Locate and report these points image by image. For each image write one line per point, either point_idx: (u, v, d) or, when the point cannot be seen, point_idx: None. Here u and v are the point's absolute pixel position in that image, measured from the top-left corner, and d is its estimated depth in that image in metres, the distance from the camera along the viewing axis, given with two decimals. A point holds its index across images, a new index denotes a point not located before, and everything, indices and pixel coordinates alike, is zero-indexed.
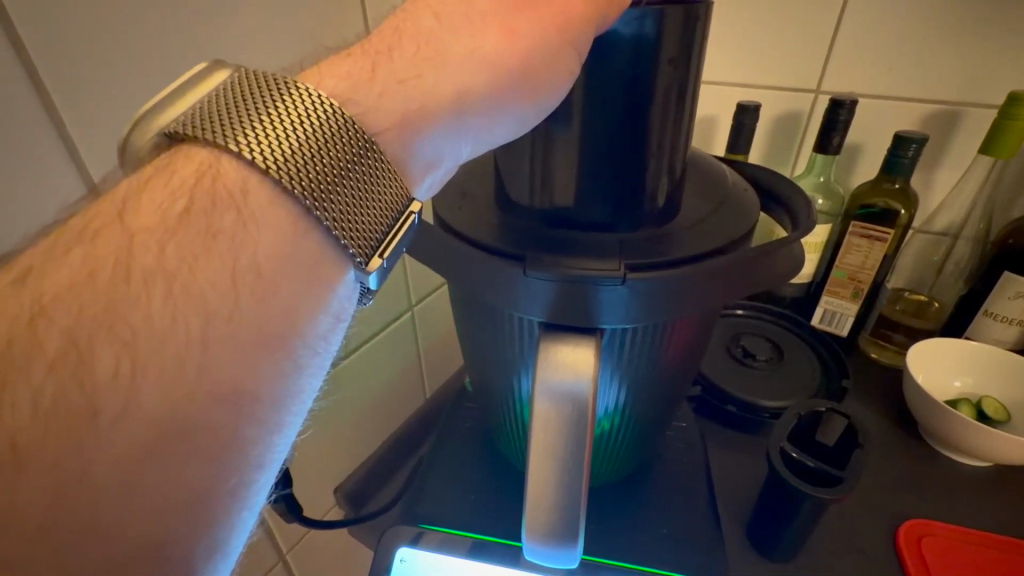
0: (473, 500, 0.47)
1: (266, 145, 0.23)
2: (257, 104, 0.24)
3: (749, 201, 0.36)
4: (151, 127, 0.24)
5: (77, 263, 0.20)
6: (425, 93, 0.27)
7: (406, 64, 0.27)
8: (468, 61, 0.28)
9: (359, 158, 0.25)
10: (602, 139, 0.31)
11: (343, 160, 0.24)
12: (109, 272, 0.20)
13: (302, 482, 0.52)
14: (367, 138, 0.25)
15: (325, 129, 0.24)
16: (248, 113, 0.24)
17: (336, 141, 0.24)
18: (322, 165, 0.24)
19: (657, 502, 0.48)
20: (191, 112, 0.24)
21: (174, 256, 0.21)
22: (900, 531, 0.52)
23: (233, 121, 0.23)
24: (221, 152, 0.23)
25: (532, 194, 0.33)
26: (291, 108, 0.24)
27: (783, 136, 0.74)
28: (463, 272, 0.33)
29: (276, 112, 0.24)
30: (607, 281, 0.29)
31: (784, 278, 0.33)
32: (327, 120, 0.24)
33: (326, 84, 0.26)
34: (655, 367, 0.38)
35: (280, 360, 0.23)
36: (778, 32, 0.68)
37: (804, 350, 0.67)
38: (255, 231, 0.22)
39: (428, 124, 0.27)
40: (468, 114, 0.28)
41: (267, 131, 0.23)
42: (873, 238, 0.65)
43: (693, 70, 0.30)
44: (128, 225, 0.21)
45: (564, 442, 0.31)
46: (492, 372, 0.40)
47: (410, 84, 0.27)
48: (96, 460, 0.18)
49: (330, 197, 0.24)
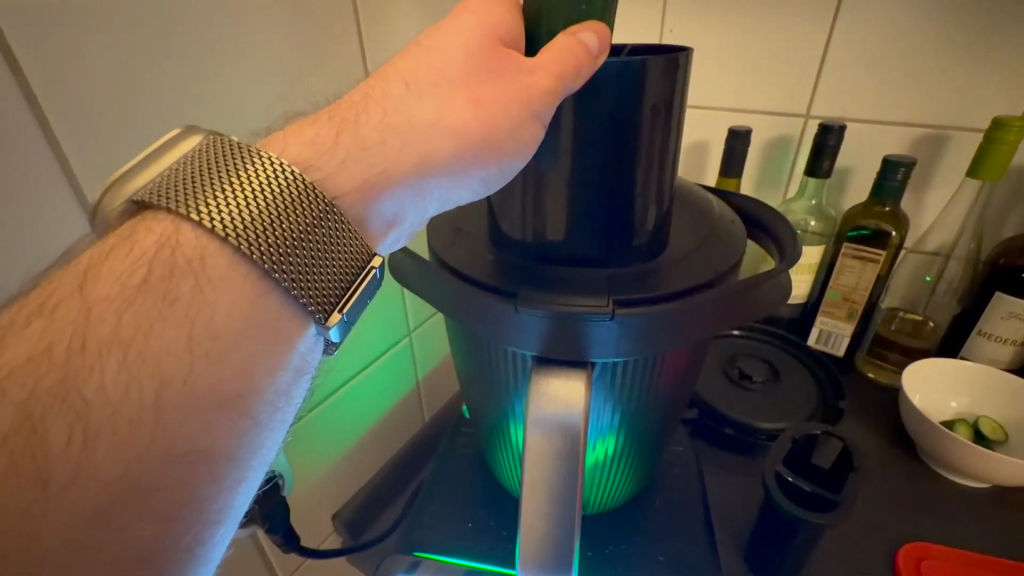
0: (471, 528, 0.47)
1: (226, 213, 0.24)
2: (220, 173, 0.25)
3: (736, 233, 0.37)
4: (120, 195, 0.26)
5: (35, 336, 0.22)
6: (386, 160, 0.28)
7: (375, 132, 0.28)
8: (440, 130, 0.29)
9: (319, 222, 0.26)
10: (589, 176, 0.32)
11: (302, 222, 0.25)
12: (64, 346, 0.21)
13: (299, 510, 0.52)
14: (328, 201, 0.26)
15: (286, 194, 0.25)
16: (215, 180, 0.25)
17: (293, 204, 0.25)
18: (282, 232, 0.25)
19: (655, 530, 0.48)
20: (158, 180, 0.26)
21: (130, 324, 0.22)
22: (900, 553, 0.51)
23: (196, 190, 0.25)
24: (183, 221, 0.24)
25: (523, 228, 0.34)
26: (253, 177, 0.25)
27: (774, 160, 0.76)
28: (457, 306, 0.33)
29: (238, 182, 0.25)
30: (597, 317, 0.30)
31: (773, 308, 0.34)
32: (289, 186, 0.26)
33: (291, 153, 0.27)
34: (648, 396, 0.38)
35: (237, 419, 0.23)
36: (766, 59, 0.70)
37: (798, 368, 0.68)
38: (214, 294, 0.23)
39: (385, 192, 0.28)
40: (432, 177, 0.29)
41: (231, 198, 0.25)
42: (866, 260, 0.66)
43: (677, 109, 0.32)
44: (86, 297, 0.23)
45: (553, 477, 0.32)
46: (487, 400, 0.41)
47: (371, 152, 0.28)
48: (45, 526, 0.19)
49: (288, 260, 0.25)
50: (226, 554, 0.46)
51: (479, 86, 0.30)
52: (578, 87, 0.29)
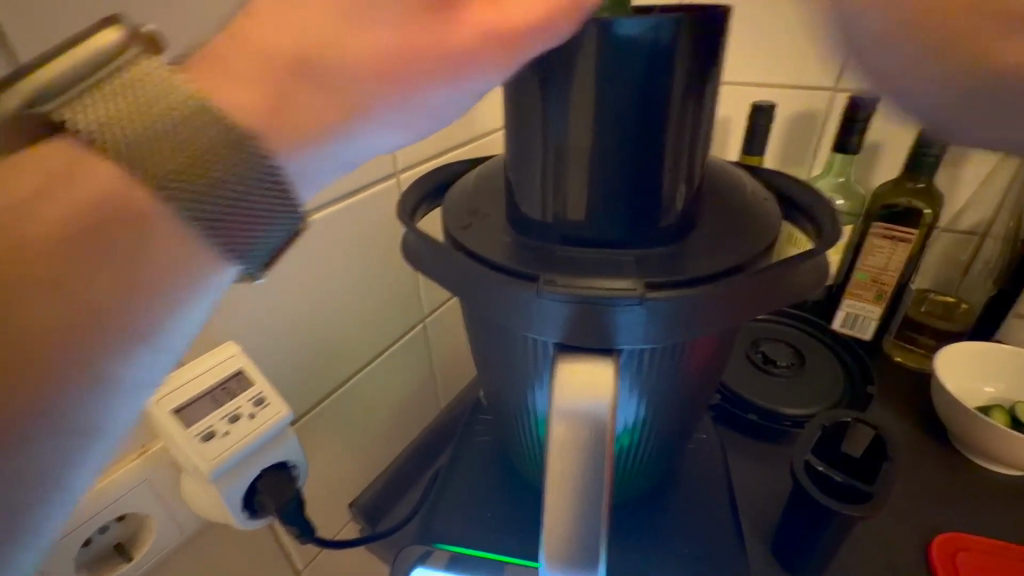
0: (490, 519, 0.46)
1: (126, 150, 0.21)
2: (191, 140, 0.21)
3: (771, 212, 0.35)
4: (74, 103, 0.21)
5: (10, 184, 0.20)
6: (113, 224, 0.21)
7: (315, 82, 0.24)
8: (365, 49, 0.24)
9: (210, 235, 0.22)
10: (615, 151, 0.30)
11: (230, 159, 0.22)
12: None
13: (316, 499, 0.52)
14: (229, 238, 0.23)
15: (188, 127, 0.21)
16: (172, 124, 0.21)
17: (192, 118, 0.21)
18: (224, 203, 0.22)
19: (680, 521, 0.46)
20: (126, 122, 0.21)
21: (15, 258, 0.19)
22: (934, 544, 0.49)
23: (174, 137, 0.21)
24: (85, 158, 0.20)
25: (544, 209, 0.33)
26: (195, 128, 0.21)
27: (799, 136, 0.72)
28: (474, 291, 0.32)
29: (161, 120, 0.21)
30: (627, 301, 0.28)
31: (810, 291, 0.32)
32: (185, 127, 0.21)
33: (206, 156, 0.22)
34: (675, 382, 0.36)
35: None
36: (792, 31, 0.66)
37: (825, 354, 0.65)
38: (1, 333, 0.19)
39: (125, 143, 0.21)
40: (154, 281, 0.22)
41: (143, 146, 0.21)
42: (896, 239, 0.63)
43: (712, 71, 0.29)
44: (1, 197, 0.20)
45: (580, 469, 0.30)
46: (507, 387, 0.39)
47: (250, 84, 0.23)
48: None
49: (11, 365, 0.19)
50: (243, 543, 0.45)
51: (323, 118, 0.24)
52: (608, 88, 0.28)
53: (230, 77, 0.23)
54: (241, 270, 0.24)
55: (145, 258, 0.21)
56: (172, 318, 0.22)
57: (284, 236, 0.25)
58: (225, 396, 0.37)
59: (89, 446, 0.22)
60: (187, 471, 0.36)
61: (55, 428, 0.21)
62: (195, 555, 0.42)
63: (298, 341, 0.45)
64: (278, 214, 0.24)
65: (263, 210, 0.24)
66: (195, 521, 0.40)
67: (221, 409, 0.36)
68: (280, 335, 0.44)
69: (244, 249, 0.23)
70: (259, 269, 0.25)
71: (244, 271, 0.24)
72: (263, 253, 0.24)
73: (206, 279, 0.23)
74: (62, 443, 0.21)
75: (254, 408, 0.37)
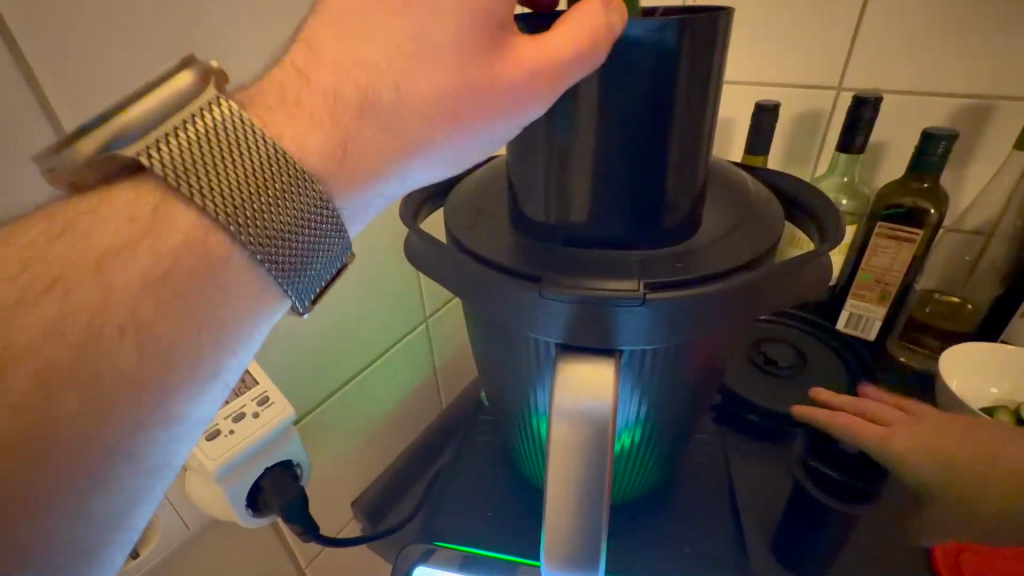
0: (492, 518, 0.46)
1: (218, 200, 0.24)
2: (272, 193, 0.25)
3: (774, 213, 0.35)
4: (168, 154, 0.24)
5: (106, 232, 0.23)
6: (196, 265, 0.24)
7: (375, 129, 0.27)
8: (411, 103, 0.27)
9: (280, 269, 0.26)
10: (618, 153, 0.30)
11: (296, 205, 0.26)
12: (67, 270, 0.22)
13: (319, 498, 0.52)
14: (295, 272, 0.27)
15: (272, 179, 0.25)
16: (259, 179, 0.25)
17: (264, 177, 0.25)
18: (292, 242, 0.26)
19: (681, 520, 0.46)
20: (218, 175, 0.24)
21: (116, 300, 0.22)
22: (937, 547, 0.49)
23: (259, 190, 0.25)
24: (177, 200, 0.24)
25: (547, 210, 0.33)
26: (275, 181, 0.25)
27: (804, 136, 0.71)
28: (478, 292, 0.32)
29: (245, 175, 0.25)
30: (627, 302, 0.28)
31: (813, 292, 0.32)
32: (267, 179, 0.25)
33: (284, 205, 0.26)
34: (676, 384, 0.36)
35: (47, 535, 0.21)
36: (797, 30, 0.66)
37: (829, 355, 0.65)
38: (103, 364, 0.22)
39: (220, 193, 0.24)
40: (224, 317, 0.25)
41: (233, 197, 0.24)
42: (901, 240, 0.63)
43: (715, 72, 0.29)
44: (93, 247, 0.23)
45: (580, 467, 0.31)
46: (509, 386, 0.40)
47: (313, 140, 0.27)
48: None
49: (114, 388, 0.22)
50: (246, 541, 0.45)
51: (377, 158, 0.28)
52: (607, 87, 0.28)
53: (302, 129, 0.27)
54: (293, 303, 0.28)
55: (209, 305, 0.24)
56: (228, 357, 0.25)
57: (330, 272, 0.29)
58: (230, 394, 0.37)
59: (166, 464, 0.25)
60: (192, 469, 0.37)
61: (134, 465, 0.23)
62: (199, 552, 0.42)
63: (302, 342, 0.46)
64: (331, 250, 0.28)
65: (320, 246, 0.27)
66: (200, 518, 0.40)
67: (225, 407, 0.37)
68: (283, 335, 0.44)
69: (302, 283, 0.27)
70: (308, 304, 0.28)
71: (296, 305, 0.28)
72: (312, 288, 0.28)
73: (263, 314, 0.27)
74: (147, 463, 0.24)
75: (258, 407, 0.38)
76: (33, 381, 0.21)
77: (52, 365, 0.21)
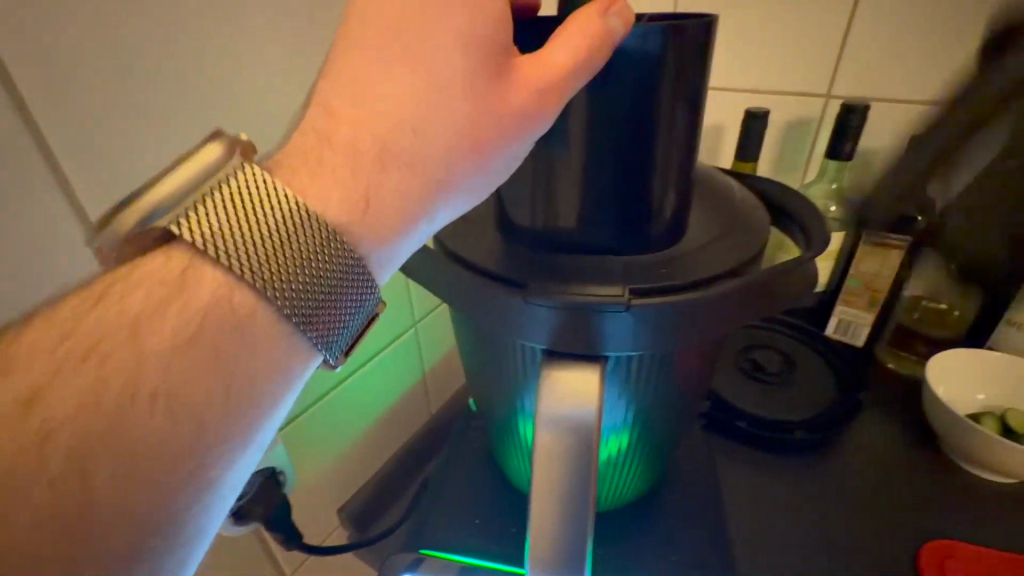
0: (479, 525, 0.46)
1: (245, 260, 0.24)
2: (299, 249, 0.24)
3: (759, 218, 0.35)
4: (196, 219, 0.24)
5: (139, 295, 0.23)
6: (228, 323, 0.23)
7: (402, 177, 0.26)
8: (438, 147, 0.27)
9: (312, 326, 0.25)
10: (605, 159, 0.30)
11: (324, 263, 0.25)
12: (96, 332, 0.22)
13: (305, 505, 0.51)
14: (328, 328, 0.26)
15: (298, 235, 0.24)
16: (285, 237, 0.24)
17: (291, 235, 0.24)
18: (324, 297, 0.25)
19: (669, 526, 0.46)
20: (244, 234, 0.24)
21: (150, 366, 0.22)
22: (924, 550, 0.49)
23: (286, 247, 0.24)
24: (205, 260, 0.24)
25: (533, 215, 0.33)
26: (301, 235, 0.25)
27: (793, 143, 0.72)
28: (463, 299, 0.32)
29: (272, 233, 0.24)
30: (612, 307, 0.28)
31: (798, 298, 0.32)
32: (294, 236, 0.24)
33: (312, 259, 0.25)
34: (663, 390, 0.36)
35: None
36: (785, 38, 0.66)
37: (816, 361, 0.65)
38: (135, 434, 0.21)
39: (248, 254, 0.24)
40: (257, 372, 0.24)
41: (261, 257, 0.24)
42: (890, 247, 0.63)
43: (701, 78, 0.29)
44: (125, 308, 0.23)
45: (565, 473, 0.30)
46: (494, 392, 0.39)
47: (336, 196, 0.26)
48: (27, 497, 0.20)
49: (148, 459, 0.21)
50: (230, 550, 0.45)
51: (406, 205, 0.27)
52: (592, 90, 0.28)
53: (324, 181, 0.26)
54: (327, 357, 0.26)
55: (240, 364, 0.23)
56: (263, 416, 0.24)
57: (363, 322, 0.28)
58: None
59: (201, 533, 0.23)
60: None
61: (169, 541, 0.22)
62: None
63: None
64: (363, 301, 0.27)
65: (352, 297, 0.26)
66: None
67: None
68: None
69: (333, 336, 0.26)
70: (341, 356, 0.27)
71: (328, 358, 0.26)
72: (345, 340, 0.27)
73: (298, 368, 0.25)
74: (183, 535, 0.23)
75: None
76: (68, 459, 0.20)
77: (88, 437, 0.21)
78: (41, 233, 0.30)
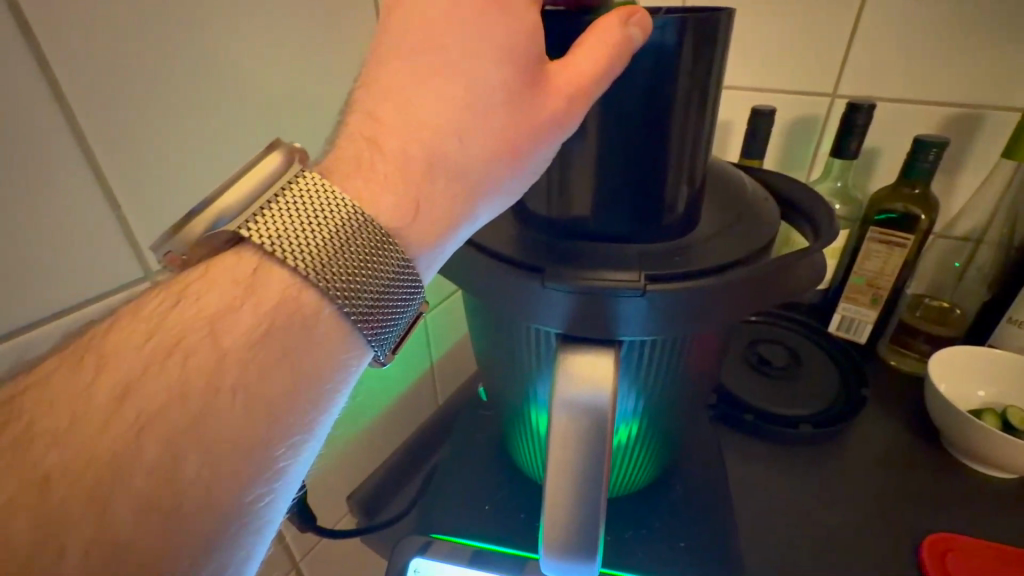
0: (488, 511, 0.47)
1: (309, 261, 0.25)
2: (359, 251, 0.25)
3: (769, 211, 0.36)
4: (263, 224, 0.25)
5: (215, 297, 0.24)
6: (294, 322, 0.24)
7: (454, 182, 0.27)
8: (486, 154, 0.27)
9: (367, 324, 0.26)
10: (621, 149, 0.31)
11: (374, 264, 0.25)
12: (171, 331, 0.23)
13: (316, 490, 0.52)
14: (381, 326, 0.26)
15: (356, 237, 0.25)
16: (346, 240, 0.25)
17: (349, 238, 0.25)
18: (379, 297, 0.26)
19: (674, 514, 0.47)
20: (308, 237, 0.25)
21: (228, 363, 0.23)
22: (925, 543, 0.49)
23: (347, 250, 0.25)
24: (272, 261, 0.25)
25: (548, 203, 0.33)
26: (359, 237, 0.25)
27: (799, 142, 0.73)
28: (483, 287, 0.33)
29: (332, 235, 0.25)
30: (628, 292, 0.29)
31: (806, 289, 0.32)
32: (354, 238, 0.25)
33: (371, 260, 0.26)
34: (675, 379, 0.37)
35: None
36: (792, 37, 0.67)
37: (822, 357, 0.66)
38: (216, 429, 0.22)
39: (311, 256, 0.25)
40: (319, 368, 0.25)
41: (324, 259, 0.25)
42: (892, 244, 0.64)
43: (715, 72, 0.30)
44: (200, 307, 0.24)
45: (581, 457, 0.31)
46: (507, 379, 0.40)
47: (385, 198, 0.26)
48: (123, 495, 0.20)
49: (228, 453, 0.22)
50: None
51: (454, 209, 0.28)
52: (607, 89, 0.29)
53: (378, 186, 0.27)
54: (376, 354, 0.27)
55: (305, 360, 0.24)
56: (324, 412, 0.25)
57: (409, 320, 0.29)
58: None
59: (269, 523, 0.24)
60: None
61: (244, 531, 0.23)
62: None
63: None
64: (412, 301, 0.28)
65: (403, 298, 0.27)
66: None
67: None
68: None
69: (383, 335, 0.27)
70: (389, 353, 0.28)
71: (377, 355, 0.27)
72: (393, 338, 0.28)
73: (353, 365, 0.26)
74: (255, 525, 0.23)
75: None
76: (160, 452, 0.21)
77: (177, 433, 0.21)
78: (71, 216, 0.31)
